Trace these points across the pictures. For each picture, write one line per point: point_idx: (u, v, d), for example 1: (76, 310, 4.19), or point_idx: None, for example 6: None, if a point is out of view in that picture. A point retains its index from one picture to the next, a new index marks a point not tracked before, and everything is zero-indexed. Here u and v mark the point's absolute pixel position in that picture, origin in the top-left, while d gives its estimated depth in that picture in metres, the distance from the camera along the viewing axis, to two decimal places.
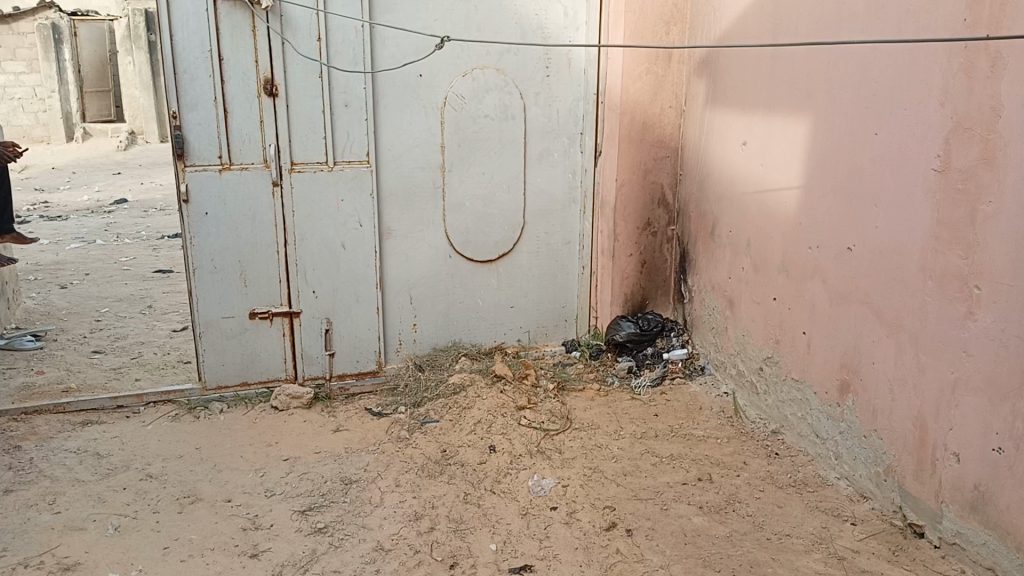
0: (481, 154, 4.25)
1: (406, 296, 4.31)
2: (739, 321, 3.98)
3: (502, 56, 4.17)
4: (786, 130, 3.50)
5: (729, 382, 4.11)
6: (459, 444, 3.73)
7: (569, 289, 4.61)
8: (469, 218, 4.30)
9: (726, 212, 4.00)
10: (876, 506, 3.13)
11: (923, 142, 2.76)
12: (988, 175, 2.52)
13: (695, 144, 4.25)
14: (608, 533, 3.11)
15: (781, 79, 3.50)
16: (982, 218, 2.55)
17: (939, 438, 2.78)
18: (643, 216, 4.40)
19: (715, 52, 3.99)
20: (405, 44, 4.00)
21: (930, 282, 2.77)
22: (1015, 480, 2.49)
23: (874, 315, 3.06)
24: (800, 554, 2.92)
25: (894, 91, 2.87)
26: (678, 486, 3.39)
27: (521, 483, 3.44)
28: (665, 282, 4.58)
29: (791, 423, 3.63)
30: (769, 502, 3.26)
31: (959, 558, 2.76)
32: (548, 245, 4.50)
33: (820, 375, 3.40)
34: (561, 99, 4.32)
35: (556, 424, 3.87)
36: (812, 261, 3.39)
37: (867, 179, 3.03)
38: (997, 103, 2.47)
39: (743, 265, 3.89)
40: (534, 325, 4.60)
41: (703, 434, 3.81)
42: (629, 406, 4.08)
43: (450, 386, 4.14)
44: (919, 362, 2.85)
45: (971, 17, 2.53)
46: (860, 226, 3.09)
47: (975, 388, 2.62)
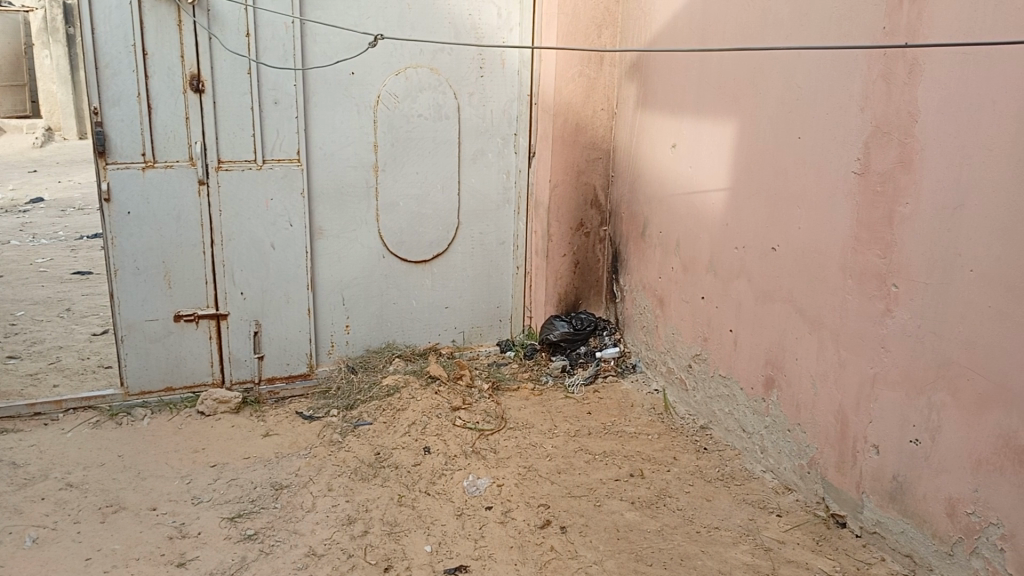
0: (415, 154, 4.22)
1: (338, 297, 4.25)
2: (669, 319, 4.06)
3: (435, 56, 4.16)
4: (714, 133, 3.60)
5: (660, 379, 4.19)
6: (393, 446, 3.70)
7: (503, 289, 4.62)
8: (402, 218, 4.27)
9: (657, 212, 4.08)
10: (800, 498, 3.25)
11: (843, 146, 2.88)
12: (904, 177, 2.64)
13: (626, 147, 4.31)
14: (543, 531, 3.13)
15: (709, 83, 3.60)
16: (899, 218, 2.67)
17: (859, 431, 2.90)
18: (576, 217, 4.44)
19: (646, 55, 4.07)
20: (336, 41, 3.95)
21: (850, 281, 2.89)
22: (930, 469, 2.62)
23: (797, 313, 3.18)
24: (728, 546, 3.01)
25: (816, 96, 2.98)
26: (610, 482, 3.44)
27: (455, 484, 3.44)
28: (598, 282, 4.64)
29: (718, 418, 3.73)
30: (698, 496, 3.35)
31: (879, 546, 2.88)
32: (482, 245, 4.50)
33: (746, 371, 3.51)
34: (495, 100, 4.33)
35: (490, 424, 3.88)
36: (738, 260, 3.49)
37: (791, 181, 3.14)
38: (913, 108, 2.59)
39: (673, 265, 3.98)
40: (468, 326, 4.60)
41: (635, 431, 3.87)
42: (563, 405, 4.11)
43: (383, 388, 4.11)
44: (840, 357, 2.96)
45: (890, 25, 2.65)
46: (784, 227, 3.21)
47: (893, 382, 2.74)
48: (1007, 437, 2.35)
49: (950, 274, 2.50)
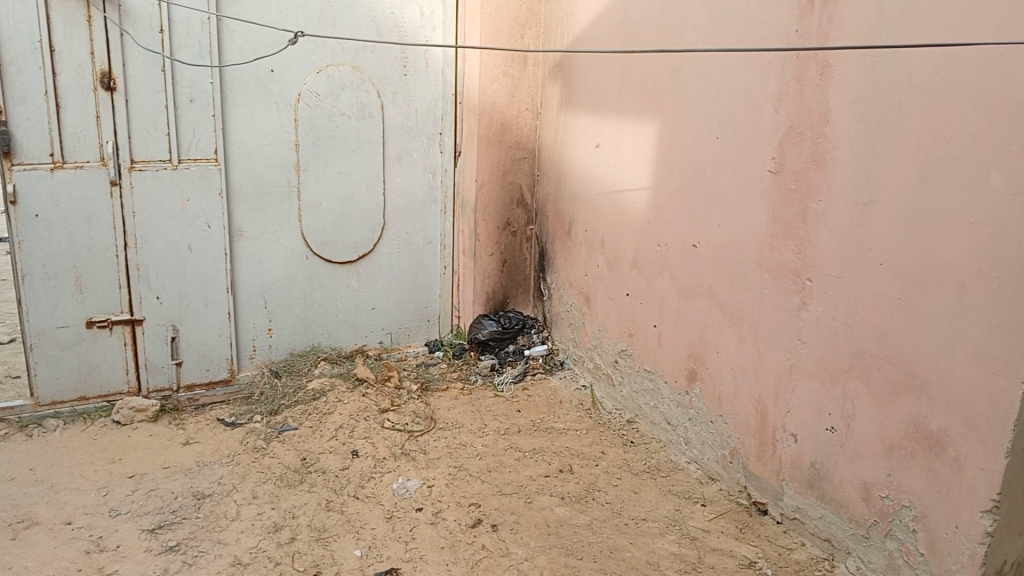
0: (338, 153, 4.15)
1: (259, 300, 4.15)
2: (596, 316, 4.13)
3: (357, 54, 4.10)
4: (635, 133, 3.67)
5: (587, 376, 4.26)
6: (320, 451, 3.64)
7: (430, 289, 4.60)
8: (325, 218, 4.19)
9: (582, 211, 4.13)
10: (723, 487, 3.35)
11: (759, 146, 2.99)
12: (817, 175, 2.76)
13: (550, 147, 4.35)
14: (474, 530, 3.14)
15: (630, 84, 3.67)
16: (812, 215, 2.79)
17: (779, 420, 3.02)
18: (502, 216, 4.46)
19: (569, 56, 4.11)
20: (254, 38, 3.85)
21: (767, 276, 3.00)
22: (846, 456, 2.74)
23: (717, 307, 3.28)
24: (656, 537, 3.08)
25: (734, 98, 3.08)
26: (540, 479, 3.47)
27: (385, 486, 3.41)
28: (525, 281, 4.67)
29: (644, 412, 3.81)
30: (626, 489, 3.41)
31: (799, 531, 3.00)
32: (409, 245, 4.47)
33: (670, 365, 3.60)
34: (419, 99, 4.30)
35: (420, 425, 3.86)
36: (661, 257, 3.57)
37: (710, 180, 3.24)
38: (825, 109, 2.70)
39: (598, 262, 4.04)
40: (396, 327, 4.56)
41: (563, 427, 3.92)
42: (492, 404, 4.13)
43: (308, 392, 4.03)
44: (759, 350, 3.07)
45: (802, 28, 2.76)
46: (704, 224, 3.30)
47: (809, 372, 2.86)
48: (917, 422, 2.48)
49: (861, 267, 2.62)
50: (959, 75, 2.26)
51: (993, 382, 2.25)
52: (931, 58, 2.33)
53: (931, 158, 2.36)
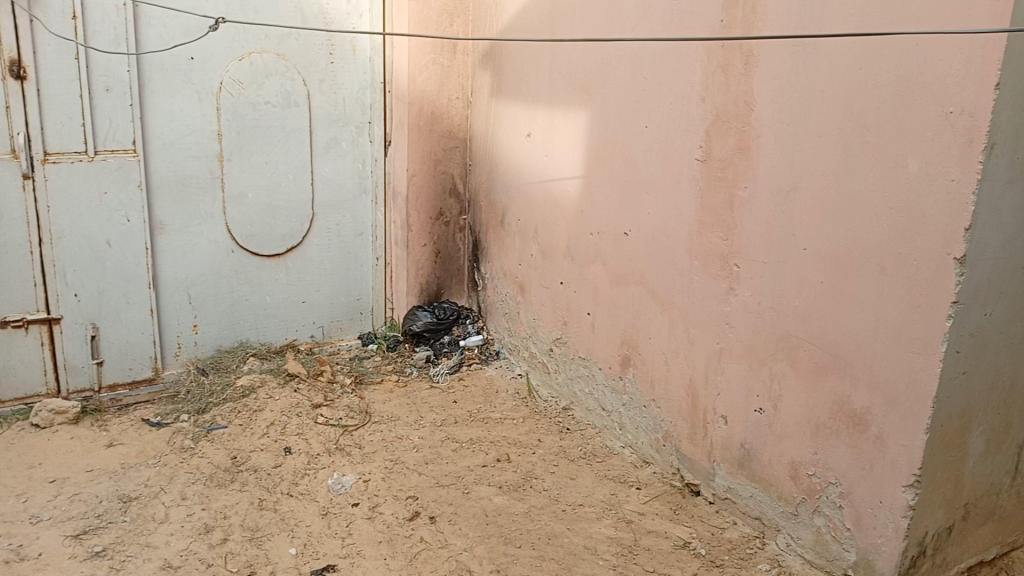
0: (263, 143, 4.04)
1: (183, 296, 4.02)
2: (530, 305, 4.13)
3: (282, 41, 4.00)
4: (566, 122, 3.68)
5: (523, 364, 4.26)
6: (251, 449, 3.55)
7: (362, 281, 4.53)
8: (251, 210, 4.08)
9: (514, 201, 4.12)
10: (657, 471, 3.41)
11: (687, 134, 3.03)
12: (743, 163, 2.81)
13: (481, 136, 4.32)
14: (411, 523, 3.11)
15: (560, 72, 3.67)
16: (739, 202, 2.84)
17: (709, 403, 3.08)
18: (434, 206, 4.41)
19: (499, 44, 4.08)
20: (173, 25, 3.71)
21: (696, 262, 3.05)
22: (774, 436, 2.82)
23: (649, 294, 3.32)
24: (592, 522, 3.11)
25: (662, 87, 3.12)
26: (477, 469, 3.46)
27: (319, 483, 3.35)
28: (459, 271, 4.63)
29: (580, 398, 3.84)
30: (563, 476, 3.43)
31: (730, 511, 3.08)
32: (339, 236, 4.39)
33: (604, 352, 3.64)
34: (346, 87, 4.21)
35: (354, 420, 3.80)
36: (593, 246, 3.60)
37: (640, 168, 3.27)
38: (749, 98, 2.76)
39: (532, 251, 4.04)
40: (327, 320, 4.48)
41: (500, 416, 3.91)
42: (428, 395, 4.09)
43: (238, 389, 3.93)
44: (690, 335, 3.13)
45: (727, 18, 2.81)
46: (635, 212, 3.33)
47: (738, 355, 2.93)
48: (841, 402, 2.56)
49: (786, 253, 2.69)
50: (877, 64, 2.33)
51: (912, 361, 2.34)
52: (850, 47, 2.40)
53: (852, 145, 2.43)
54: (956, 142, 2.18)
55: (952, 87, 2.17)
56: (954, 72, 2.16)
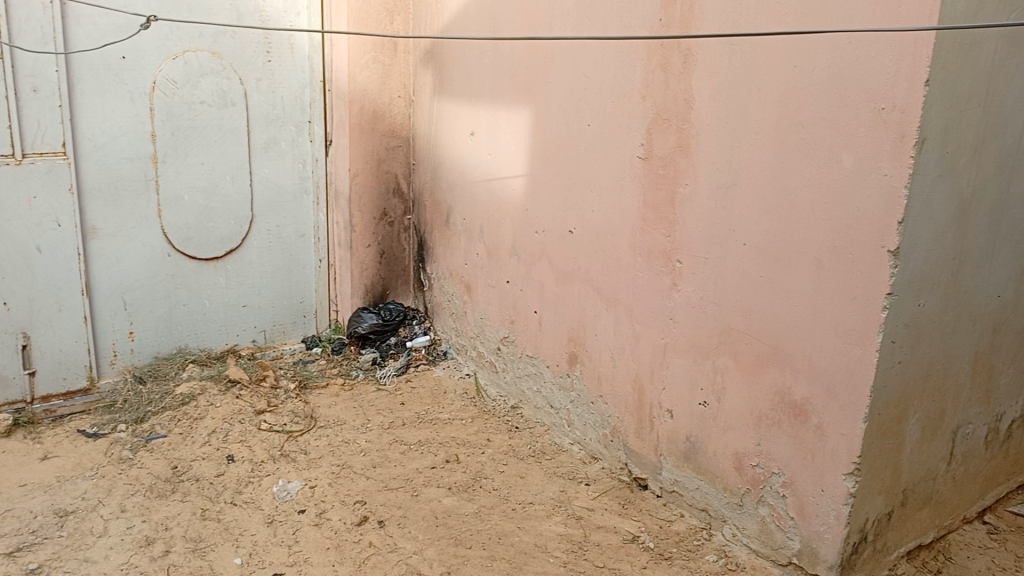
0: (199, 144, 3.94)
1: (118, 302, 3.90)
2: (477, 304, 4.12)
3: (217, 39, 3.90)
4: (509, 120, 3.67)
5: (471, 364, 4.25)
6: (192, 458, 3.46)
7: (305, 283, 4.46)
8: (188, 213, 3.98)
9: (459, 200, 4.10)
10: (605, 466, 3.43)
11: (629, 132, 3.06)
12: (683, 160, 2.85)
13: (424, 135, 4.28)
14: (360, 528, 3.07)
15: (502, 71, 3.66)
16: (680, 199, 2.87)
17: (656, 397, 3.11)
18: (378, 206, 4.35)
19: (440, 43, 4.05)
20: (103, 23, 3.59)
21: (640, 259, 3.08)
22: (719, 428, 2.86)
23: (595, 291, 3.33)
24: (542, 519, 3.12)
25: (603, 85, 3.14)
26: (426, 471, 3.43)
27: (264, 491, 3.28)
28: (404, 271, 4.58)
29: (528, 397, 3.85)
30: (512, 474, 3.43)
31: (677, 503, 3.11)
32: (280, 238, 4.31)
33: (551, 350, 3.64)
34: (285, 86, 4.14)
35: (299, 425, 3.73)
36: (539, 244, 3.60)
37: (583, 167, 3.29)
38: (689, 96, 2.79)
39: (478, 250, 4.02)
40: (270, 324, 4.39)
41: (448, 417, 3.89)
42: (374, 398, 4.05)
43: (177, 397, 3.83)
44: (635, 331, 3.16)
45: (666, 17, 2.83)
46: (579, 210, 3.34)
47: (682, 350, 2.96)
48: (783, 393, 2.61)
49: (727, 249, 2.73)
50: (811, 62, 2.38)
51: (850, 352, 2.39)
52: (785, 45, 2.44)
53: (788, 141, 2.47)
54: (888, 138, 2.23)
55: (884, 84, 2.22)
56: (885, 69, 2.21)
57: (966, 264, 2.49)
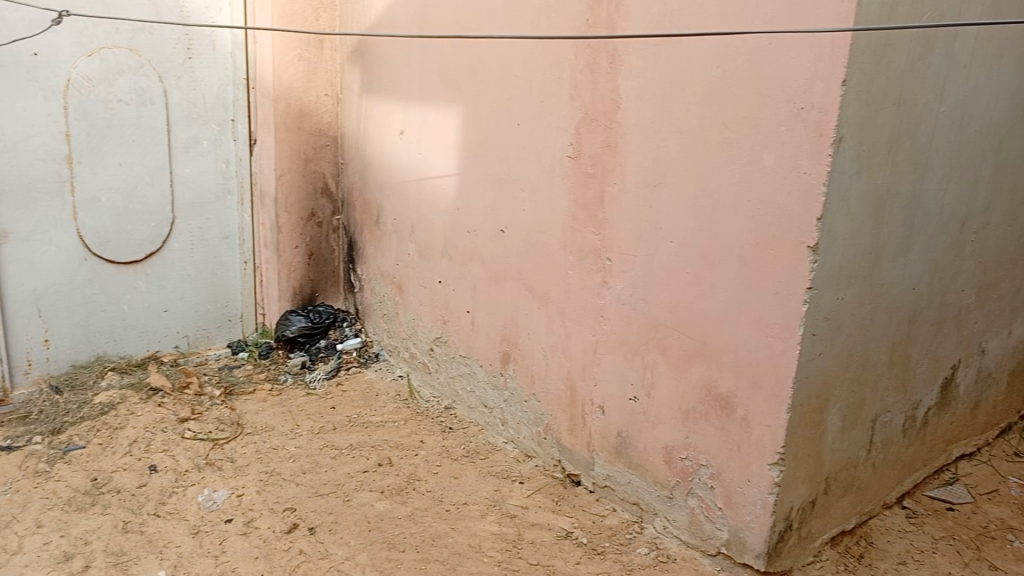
0: (116, 144, 3.80)
1: (32, 308, 3.73)
2: (409, 305, 4.08)
3: (134, 35, 3.77)
4: (439, 120, 3.65)
5: (403, 365, 4.21)
6: (112, 469, 3.33)
7: (230, 287, 4.36)
8: (105, 215, 3.83)
9: (389, 200, 4.05)
10: (539, 464, 3.44)
11: (557, 132, 3.07)
12: (611, 159, 2.87)
13: (352, 134, 4.22)
14: (290, 536, 3.00)
15: (431, 70, 3.64)
16: (609, 197, 2.90)
17: (587, 394, 3.14)
18: (306, 206, 4.27)
19: (368, 41, 4.00)
20: (13, 17, 3.41)
21: (570, 257, 3.09)
22: (648, 422, 2.90)
23: (526, 290, 3.34)
24: (476, 519, 3.10)
25: (532, 84, 3.15)
26: (358, 475, 3.38)
27: (189, 501, 3.18)
28: (333, 273, 4.51)
29: (461, 397, 3.83)
30: (446, 475, 3.40)
31: (610, 498, 3.14)
32: (203, 241, 4.20)
33: (484, 349, 3.64)
34: (206, 84, 4.03)
35: (225, 432, 3.64)
36: (470, 243, 3.59)
37: (513, 166, 3.29)
38: (616, 96, 2.82)
39: (409, 250, 3.99)
40: (193, 330, 4.28)
41: (380, 419, 3.84)
42: (304, 402, 3.97)
43: (96, 407, 3.69)
44: (566, 329, 3.17)
45: (592, 17, 2.85)
46: (510, 209, 3.34)
47: (612, 347, 2.99)
48: (709, 386, 2.66)
49: (654, 246, 2.76)
50: (733, 63, 2.43)
51: (773, 345, 2.45)
52: (709, 46, 2.49)
53: (712, 140, 2.52)
54: (807, 137, 2.28)
55: (803, 84, 2.27)
56: (804, 70, 2.26)
57: (882, 258, 2.58)
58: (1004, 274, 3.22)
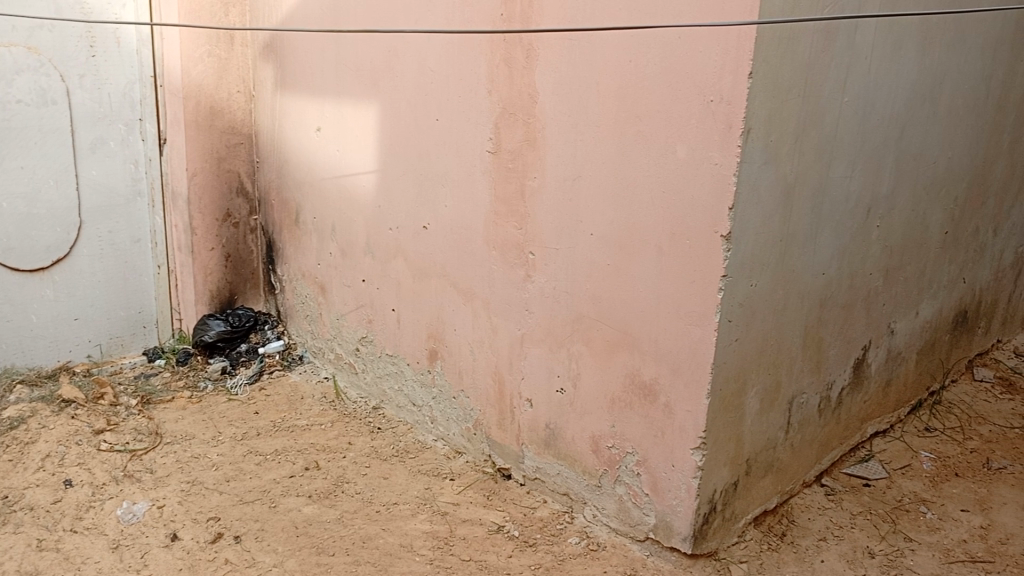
0: (16, 146, 3.63)
1: None
2: (332, 305, 4.01)
3: (32, 33, 3.59)
4: (356, 116, 3.59)
5: (329, 367, 4.14)
6: (24, 486, 3.18)
7: (143, 292, 4.22)
8: (7, 221, 3.67)
9: (308, 198, 3.97)
10: (469, 459, 3.44)
11: (476, 127, 3.07)
12: (530, 154, 2.88)
13: (267, 132, 4.11)
14: (215, 546, 2.92)
15: (347, 65, 3.58)
16: (529, 191, 2.91)
17: (515, 387, 3.15)
18: (221, 207, 4.14)
19: (280, 36, 3.90)
20: None
21: (494, 252, 3.09)
22: (576, 413, 2.93)
23: (451, 286, 3.33)
24: (407, 519, 3.08)
25: (448, 79, 3.13)
26: (284, 480, 3.31)
27: (107, 515, 3.06)
28: (253, 274, 4.39)
29: (389, 396, 3.80)
30: (375, 476, 3.37)
31: (540, 490, 3.16)
32: (113, 245, 4.05)
33: (410, 347, 3.61)
34: (112, 82, 3.87)
35: (143, 443, 3.51)
36: (393, 241, 3.55)
37: (433, 162, 3.27)
38: (533, 91, 2.82)
39: (330, 249, 3.92)
40: (106, 338, 4.14)
41: (306, 423, 3.77)
42: (225, 409, 3.87)
43: (4, 422, 3.52)
44: (492, 323, 3.17)
45: (506, 12, 2.85)
46: (432, 206, 3.32)
47: (537, 340, 3.01)
48: (632, 375, 2.70)
49: (576, 238, 2.79)
50: (644, 57, 2.46)
51: (692, 333, 2.51)
52: (620, 40, 2.51)
53: (627, 133, 2.55)
54: (718, 129, 2.33)
55: (712, 77, 2.32)
56: (712, 63, 2.31)
57: (793, 245, 2.66)
58: (910, 257, 3.36)
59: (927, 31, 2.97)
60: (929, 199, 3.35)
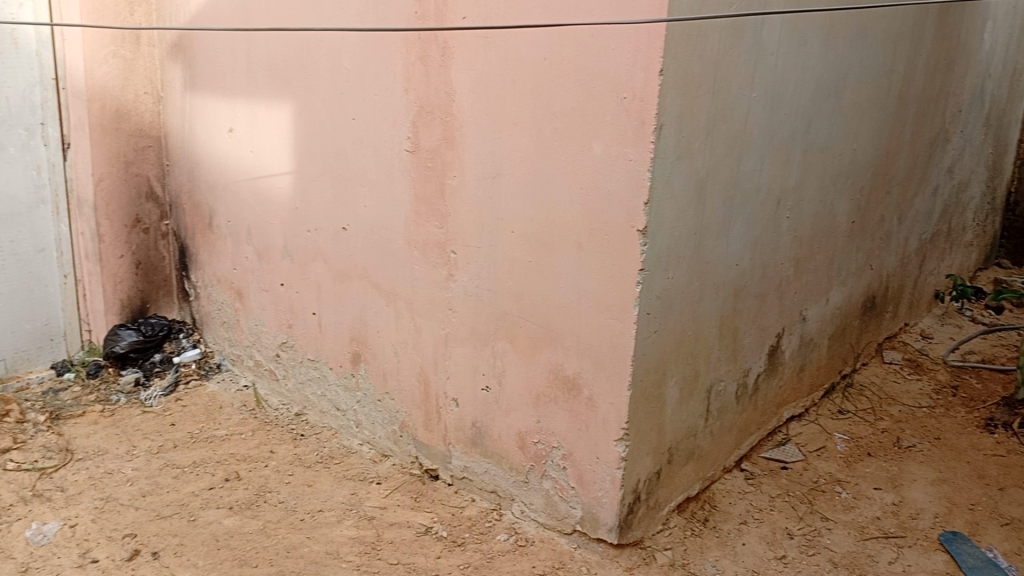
0: None
1: None
2: (251, 311, 3.92)
3: None
4: (269, 116, 3.52)
5: (249, 374, 4.05)
6: None
7: (50, 303, 4.04)
8: None
9: (222, 201, 3.87)
10: (396, 462, 3.41)
11: (393, 126, 3.04)
12: (449, 153, 2.88)
13: (177, 134, 3.98)
14: (131, 563, 2.82)
15: (258, 65, 3.50)
16: (448, 189, 2.90)
17: (440, 387, 3.13)
18: (131, 212, 4.01)
19: (188, 35, 3.78)
20: None
21: (414, 252, 3.07)
22: (501, 410, 2.93)
23: (372, 287, 3.29)
24: (333, 525, 3.03)
25: (364, 78, 3.09)
26: (204, 493, 3.22)
27: (15, 537, 2.92)
28: (166, 282, 4.26)
29: (312, 402, 3.73)
30: (299, 484, 3.30)
31: (468, 489, 3.16)
32: (15, 255, 3.87)
33: (333, 351, 3.56)
34: (10, 85, 3.69)
35: (53, 460, 3.37)
36: (312, 243, 3.49)
37: (351, 161, 3.23)
38: (450, 89, 2.81)
39: (247, 254, 3.83)
40: (10, 352, 3.94)
41: (226, 433, 3.68)
42: (140, 422, 3.74)
43: None
44: (415, 323, 3.15)
45: (420, 10, 2.84)
46: (350, 207, 3.28)
47: (461, 338, 3.00)
48: (556, 370, 2.72)
49: (496, 236, 2.79)
50: (558, 55, 2.49)
51: (612, 326, 2.54)
52: (534, 38, 2.53)
53: (544, 130, 2.57)
54: (631, 126, 2.37)
55: (624, 74, 2.36)
56: (624, 61, 2.35)
57: (707, 237, 2.72)
58: (819, 246, 3.48)
59: (828, 27, 3.07)
60: (836, 189, 3.47)
